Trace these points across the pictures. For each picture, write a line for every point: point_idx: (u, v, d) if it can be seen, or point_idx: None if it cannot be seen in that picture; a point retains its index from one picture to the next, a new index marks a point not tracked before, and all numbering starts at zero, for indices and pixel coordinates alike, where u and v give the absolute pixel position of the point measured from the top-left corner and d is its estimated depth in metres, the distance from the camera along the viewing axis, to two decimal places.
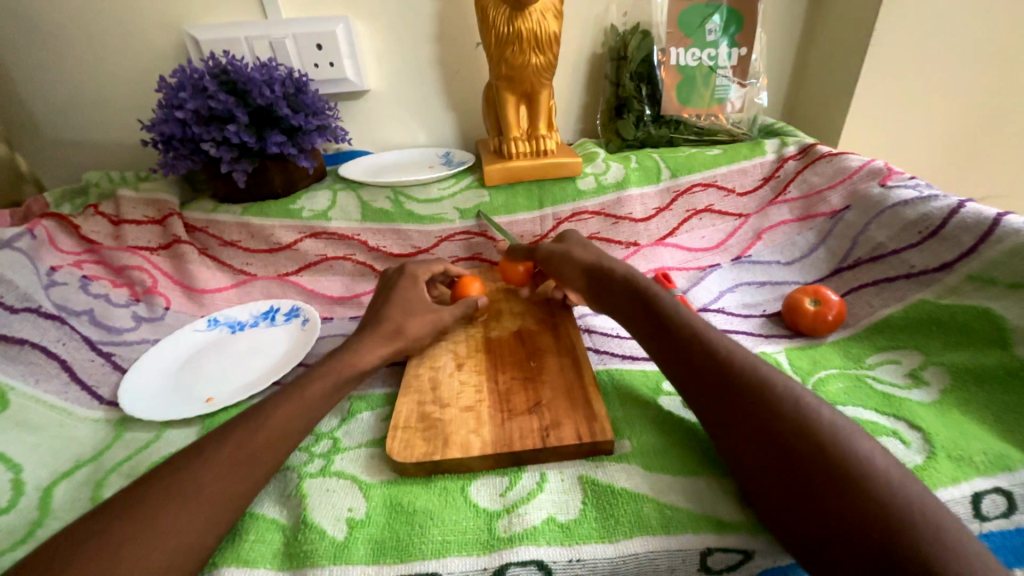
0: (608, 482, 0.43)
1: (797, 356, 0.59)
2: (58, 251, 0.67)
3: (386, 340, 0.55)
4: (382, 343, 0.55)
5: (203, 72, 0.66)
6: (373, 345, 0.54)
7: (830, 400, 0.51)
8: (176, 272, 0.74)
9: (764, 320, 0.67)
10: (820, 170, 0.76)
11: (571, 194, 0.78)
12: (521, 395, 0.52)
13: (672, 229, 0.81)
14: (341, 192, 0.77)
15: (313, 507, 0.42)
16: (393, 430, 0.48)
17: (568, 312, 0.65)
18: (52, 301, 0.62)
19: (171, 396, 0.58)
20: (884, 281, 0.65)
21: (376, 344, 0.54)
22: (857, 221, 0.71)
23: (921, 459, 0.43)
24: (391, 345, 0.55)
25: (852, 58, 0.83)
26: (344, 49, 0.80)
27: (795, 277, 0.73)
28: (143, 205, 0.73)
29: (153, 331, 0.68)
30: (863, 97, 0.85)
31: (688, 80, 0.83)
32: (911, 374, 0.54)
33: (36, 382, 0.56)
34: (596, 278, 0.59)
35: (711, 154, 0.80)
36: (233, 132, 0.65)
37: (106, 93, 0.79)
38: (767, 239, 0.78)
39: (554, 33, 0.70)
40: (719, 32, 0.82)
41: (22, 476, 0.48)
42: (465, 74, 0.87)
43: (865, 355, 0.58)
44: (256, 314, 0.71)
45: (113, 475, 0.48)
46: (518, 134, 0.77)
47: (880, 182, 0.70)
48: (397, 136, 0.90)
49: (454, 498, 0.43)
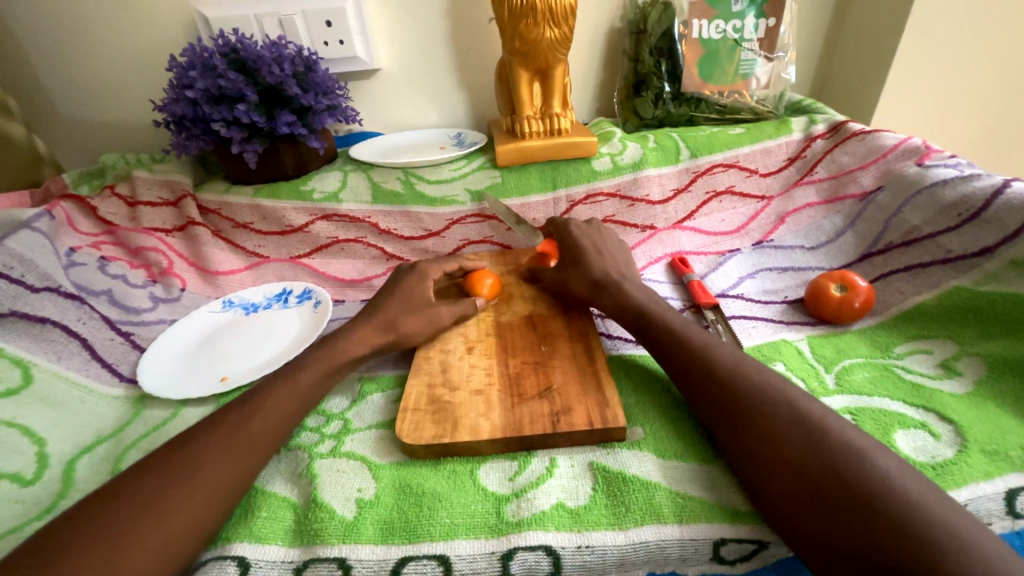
0: (619, 469, 0.42)
1: (820, 344, 0.57)
2: (77, 231, 0.69)
3: (379, 331, 0.54)
4: (373, 334, 0.54)
5: (213, 50, 0.65)
6: (364, 335, 0.53)
7: (855, 391, 0.49)
8: (191, 253, 0.74)
9: (786, 306, 0.64)
10: (851, 149, 0.72)
11: (586, 175, 0.76)
12: (532, 380, 0.51)
13: (690, 212, 0.78)
14: (352, 173, 0.76)
15: (323, 486, 0.43)
16: (403, 412, 0.48)
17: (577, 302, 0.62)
18: (72, 281, 0.63)
19: (187, 375, 0.59)
20: (918, 266, 0.62)
21: (367, 335, 0.53)
22: (890, 203, 0.67)
23: (952, 453, 0.41)
24: (382, 337, 0.54)
25: (890, 27, 0.78)
26: (354, 25, 0.78)
27: (820, 262, 0.70)
28: (158, 187, 0.74)
29: (170, 311, 0.69)
30: (901, 71, 0.80)
31: (712, 54, 0.80)
32: (943, 365, 0.51)
33: (59, 360, 0.57)
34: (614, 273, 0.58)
35: (734, 133, 0.77)
36: (243, 112, 0.65)
37: (120, 74, 0.79)
38: (791, 222, 0.75)
39: (570, 5, 0.67)
40: (746, 2, 0.77)
41: (47, 450, 0.49)
42: (478, 51, 0.84)
43: (893, 344, 0.55)
44: (269, 296, 0.71)
45: (132, 451, 0.49)
46: (532, 112, 0.75)
47: (918, 161, 0.66)
48: (408, 115, 0.89)
49: (463, 481, 0.43)
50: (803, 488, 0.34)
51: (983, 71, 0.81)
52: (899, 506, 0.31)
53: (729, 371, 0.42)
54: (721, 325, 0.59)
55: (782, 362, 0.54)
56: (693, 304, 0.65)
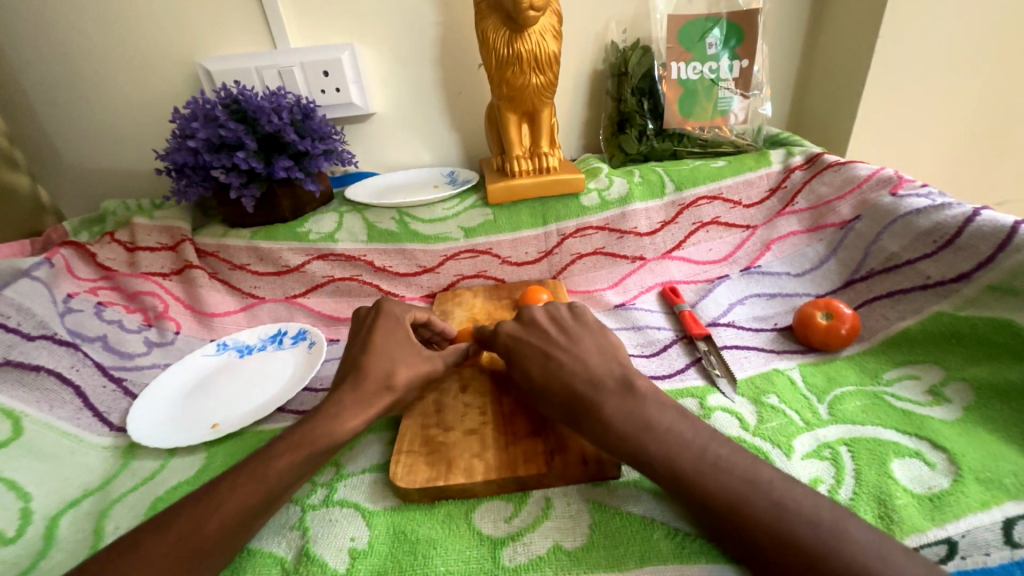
0: (616, 508, 0.42)
1: (811, 373, 0.57)
2: (75, 278, 0.69)
3: (369, 394, 0.49)
4: (363, 399, 0.48)
5: (215, 102, 0.68)
6: (351, 402, 0.48)
7: (848, 420, 0.50)
8: (187, 297, 0.75)
9: (775, 334, 0.65)
10: (827, 180, 0.75)
11: (575, 210, 0.78)
12: (526, 418, 0.51)
13: (678, 242, 0.80)
14: (347, 214, 0.78)
15: (315, 538, 0.42)
16: (398, 454, 0.48)
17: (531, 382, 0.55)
18: (68, 328, 0.64)
19: (178, 423, 0.58)
20: (899, 292, 0.63)
21: (357, 400, 0.48)
22: (869, 231, 0.70)
23: (948, 483, 0.41)
24: (374, 399, 0.49)
25: (855, 65, 0.83)
26: (350, 75, 0.82)
27: (807, 288, 0.71)
28: (157, 233, 0.75)
29: (164, 355, 0.69)
30: (871, 104, 0.84)
31: (690, 93, 0.84)
32: (931, 390, 0.52)
33: (50, 409, 0.57)
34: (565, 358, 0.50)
35: (716, 166, 0.80)
36: (242, 159, 0.67)
37: (125, 125, 0.82)
38: (777, 250, 0.77)
39: (554, 53, 0.71)
40: (719, 46, 0.82)
41: (31, 505, 0.48)
42: (468, 94, 0.88)
43: (882, 370, 0.56)
44: (264, 338, 0.72)
45: (117, 506, 0.49)
46: (520, 152, 0.78)
47: (891, 191, 0.69)
48: (403, 156, 0.92)
49: (458, 525, 0.42)
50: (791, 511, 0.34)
51: (947, 102, 0.86)
52: (886, 552, 0.31)
53: None
54: (714, 357, 0.61)
55: (775, 394, 0.54)
56: (685, 334, 0.66)
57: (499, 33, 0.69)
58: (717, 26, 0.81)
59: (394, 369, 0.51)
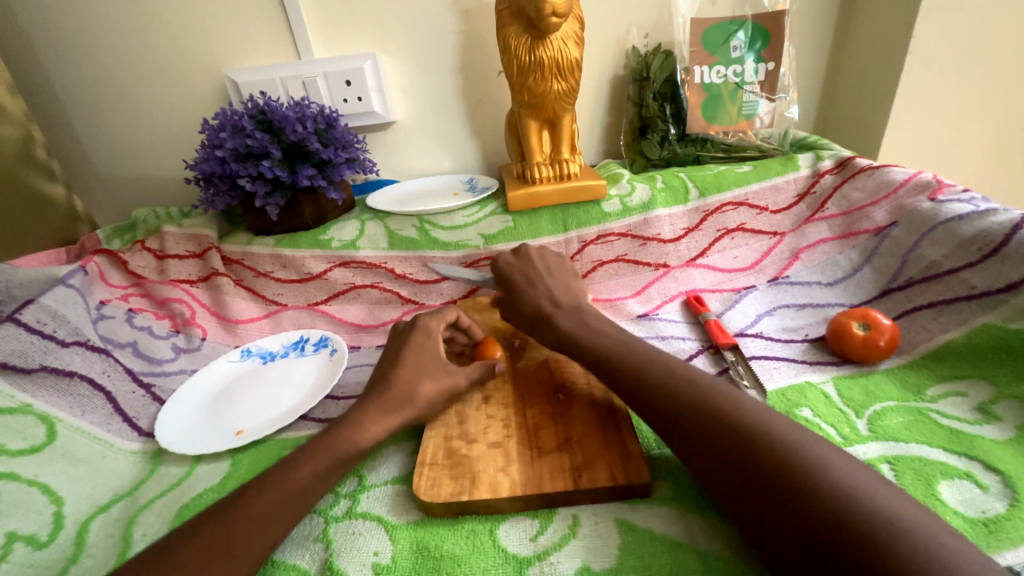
0: (646, 528, 0.41)
1: (847, 387, 0.55)
2: (108, 285, 0.72)
3: (390, 405, 0.49)
4: (387, 410, 0.48)
5: (242, 113, 0.69)
6: (376, 413, 0.48)
7: (890, 437, 0.47)
8: (213, 303, 0.76)
9: (807, 346, 0.62)
10: (859, 185, 0.73)
11: (596, 216, 0.77)
12: (551, 431, 0.50)
13: (702, 249, 0.78)
14: (368, 222, 0.79)
15: (339, 551, 0.42)
16: (421, 467, 0.47)
17: (555, 400, 0.54)
18: (100, 334, 0.65)
19: (204, 429, 0.59)
20: (941, 303, 0.60)
21: (381, 411, 0.48)
22: (906, 238, 0.67)
23: (1004, 507, 0.39)
24: (397, 408, 0.49)
25: (887, 67, 0.80)
26: (372, 85, 0.83)
27: (840, 298, 0.68)
28: (185, 241, 0.77)
29: (190, 361, 0.70)
30: (905, 107, 0.81)
31: (714, 97, 0.82)
32: (979, 408, 0.49)
33: (82, 414, 0.58)
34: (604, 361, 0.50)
35: (741, 172, 0.78)
36: (268, 168, 0.68)
37: (158, 137, 0.85)
38: (806, 258, 0.74)
39: (576, 59, 0.70)
40: (744, 49, 0.80)
41: (64, 510, 0.49)
42: (488, 101, 0.88)
43: (925, 386, 0.53)
44: (287, 344, 0.72)
45: (145, 512, 0.49)
46: (541, 159, 0.77)
47: (930, 196, 0.66)
48: (423, 164, 0.92)
49: (482, 541, 0.42)
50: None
51: (986, 103, 0.82)
52: None
53: None
54: (742, 367, 0.58)
55: (809, 408, 0.52)
56: (711, 344, 0.64)
57: (521, 40, 0.68)
58: (742, 28, 0.79)
59: (417, 379, 0.51)
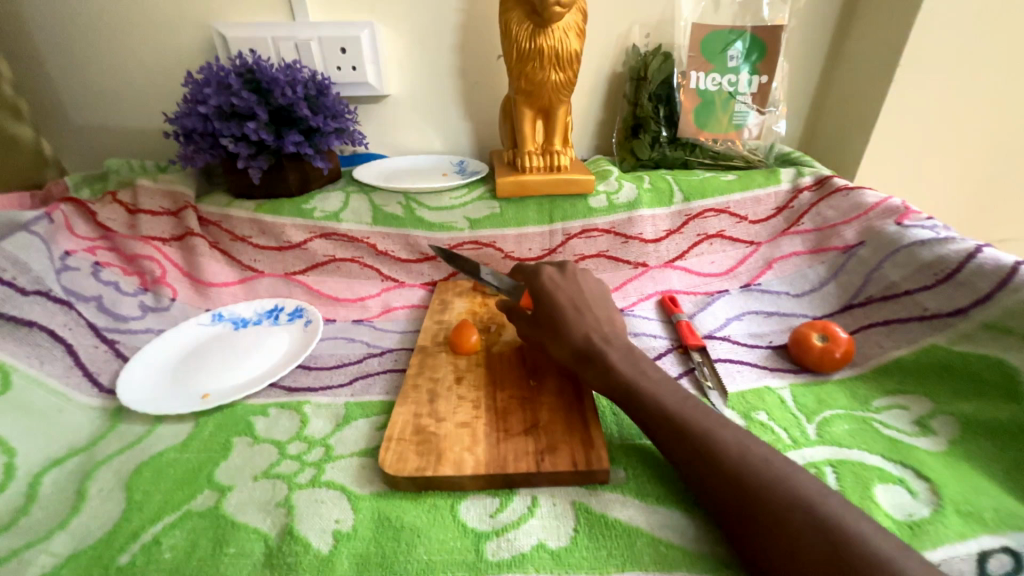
0: (601, 512, 0.43)
1: (802, 394, 0.58)
2: (73, 235, 0.69)
3: None
4: None
5: (229, 70, 0.67)
6: None
7: (835, 443, 0.50)
8: (185, 263, 0.74)
9: (769, 352, 0.65)
10: (835, 204, 0.76)
11: (582, 211, 0.78)
12: (518, 416, 0.51)
13: (681, 252, 0.80)
14: (354, 195, 0.78)
15: (300, 517, 0.43)
16: (388, 441, 0.48)
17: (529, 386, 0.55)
18: (62, 286, 0.63)
19: (169, 391, 0.58)
20: (895, 322, 0.64)
21: None
22: (871, 258, 0.70)
23: (928, 512, 0.42)
24: None
25: (873, 92, 0.83)
26: (367, 55, 0.81)
27: (805, 309, 0.71)
28: (160, 197, 0.74)
29: (157, 321, 0.69)
30: (884, 133, 0.84)
31: (707, 104, 0.83)
32: (917, 421, 0.53)
33: (39, 366, 0.56)
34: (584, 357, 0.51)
35: (725, 180, 0.80)
36: (253, 130, 0.66)
37: (137, 85, 0.81)
38: (778, 269, 0.77)
39: (576, 52, 0.70)
40: (740, 59, 0.81)
41: (15, 461, 0.48)
42: (485, 84, 0.87)
43: (872, 398, 0.57)
44: (260, 311, 0.71)
45: (102, 468, 0.48)
46: (533, 148, 0.77)
47: (897, 220, 0.69)
48: (413, 141, 0.91)
49: (443, 516, 0.43)
50: (775, 523, 0.36)
51: (959, 137, 0.86)
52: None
53: (716, 432, 0.42)
54: (707, 369, 0.61)
55: (765, 411, 0.55)
56: (681, 344, 0.66)
57: (522, 26, 0.68)
58: (740, 39, 0.80)
59: None
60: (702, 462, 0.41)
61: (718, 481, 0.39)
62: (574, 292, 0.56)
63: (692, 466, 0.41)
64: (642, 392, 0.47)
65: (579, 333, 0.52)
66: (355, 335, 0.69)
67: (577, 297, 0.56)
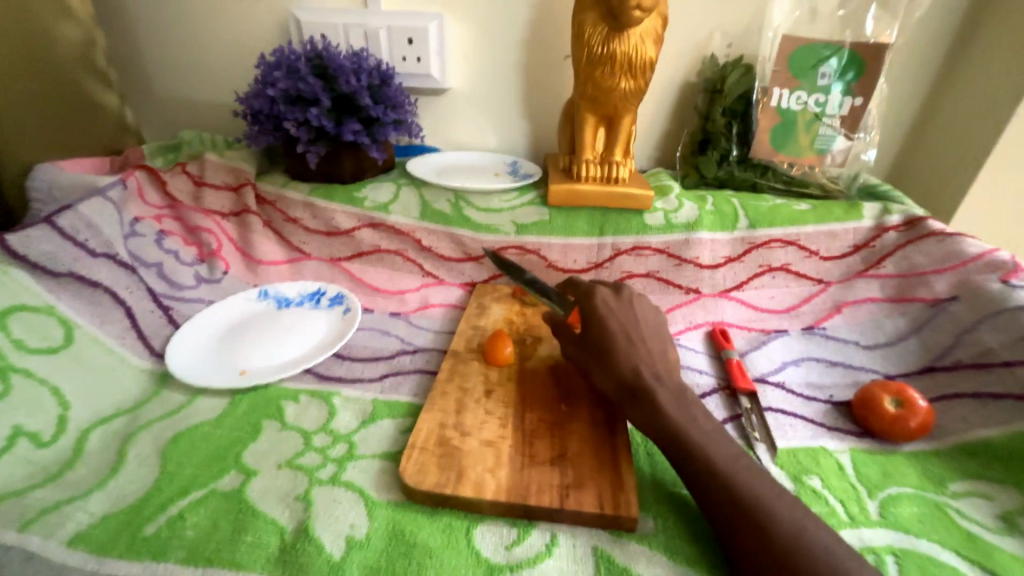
0: (623, 563, 0.40)
1: (863, 461, 0.52)
2: (144, 202, 0.72)
3: None
4: None
5: (299, 54, 0.68)
6: None
7: (899, 527, 0.44)
8: (240, 239, 0.76)
9: (829, 408, 0.59)
10: (925, 249, 0.68)
11: (635, 227, 0.74)
12: (545, 442, 0.49)
13: (739, 282, 0.74)
14: (404, 187, 0.77)
15: (317, 516, 0.42)
16: (411, 449, 0.47)
17: (561, 409, 0.53)
18: (128, 251, 0.66)
19: (211, 363, 0.60)
20: (985, 395, 0.56)
21: None
22: (964, 317, 0.62)
23: None
24: None
25: (988, 127, 0.73)
26: (434, 46, 0.80)
27: (874, 363, 0.64)
28: (223, 172, 0.77)
29: (210, 292, 0.71)
30: (995, 175, 0.74)
31: (788, 125, 0.77)
32: (1003, 516, 0.46)
33: (101, 324, 0.60)
34: (631, 392, 0.48)
35: (799, 210, 0.73)
36: (315, 116, 0.67)
37: (214, 62, 0.84)
38: (848, 314, 0.69)
39: (651, 59, 0.66)
40: (833, 77, 0.74)
41: (69, 414, 0.51)
42: (548, 85, 0.84)
43: (947, 479, 0.50)
44: (303, 294, 0.72)
45: (142, 433, 0.50)
46: (592, 156, 0.74)
47: (1001, 278, 0.61)
48: (469, 137, 0.89)
49: (457, 538, 0.42)
50: None
51: None
52: None
53: (763, 501, 0.38)
54: (755, 418, 0.56)
55: (818, 476, 0.49)
56: (728, 385, 0.61)
57: (597, 29, 0.64)
58: (836, 55, 0.73)
59: None
60: (744, 534, 0.37)
61: (762, 560, 0.35)
62: (621, 317, 0.53)
63: (733, 535, 0.38)
64: (684, 439, 0.43)
65: (625, 361, 0.49)
66: (390, 330, 0.69)
67: (626, 324, 0.52)
